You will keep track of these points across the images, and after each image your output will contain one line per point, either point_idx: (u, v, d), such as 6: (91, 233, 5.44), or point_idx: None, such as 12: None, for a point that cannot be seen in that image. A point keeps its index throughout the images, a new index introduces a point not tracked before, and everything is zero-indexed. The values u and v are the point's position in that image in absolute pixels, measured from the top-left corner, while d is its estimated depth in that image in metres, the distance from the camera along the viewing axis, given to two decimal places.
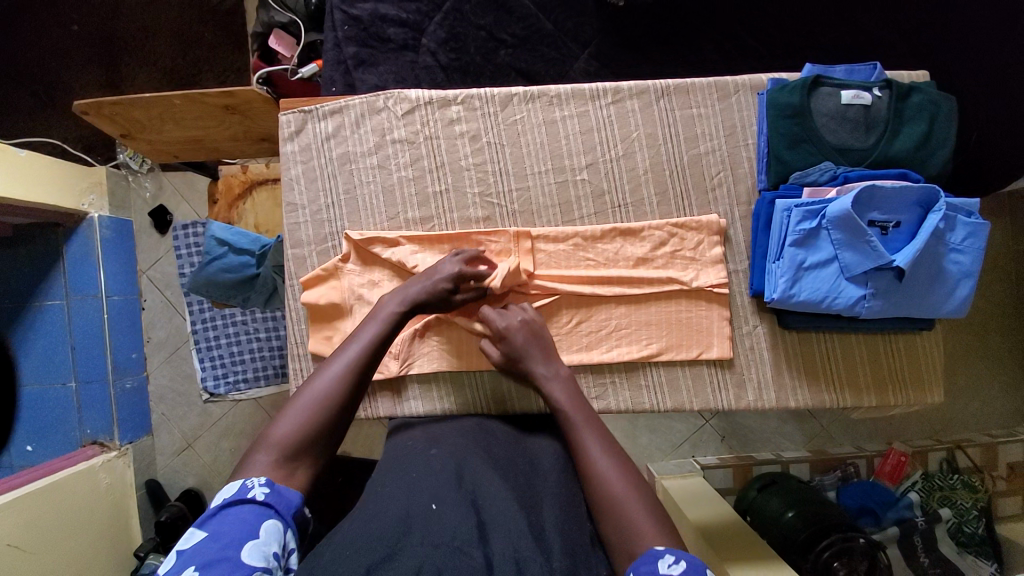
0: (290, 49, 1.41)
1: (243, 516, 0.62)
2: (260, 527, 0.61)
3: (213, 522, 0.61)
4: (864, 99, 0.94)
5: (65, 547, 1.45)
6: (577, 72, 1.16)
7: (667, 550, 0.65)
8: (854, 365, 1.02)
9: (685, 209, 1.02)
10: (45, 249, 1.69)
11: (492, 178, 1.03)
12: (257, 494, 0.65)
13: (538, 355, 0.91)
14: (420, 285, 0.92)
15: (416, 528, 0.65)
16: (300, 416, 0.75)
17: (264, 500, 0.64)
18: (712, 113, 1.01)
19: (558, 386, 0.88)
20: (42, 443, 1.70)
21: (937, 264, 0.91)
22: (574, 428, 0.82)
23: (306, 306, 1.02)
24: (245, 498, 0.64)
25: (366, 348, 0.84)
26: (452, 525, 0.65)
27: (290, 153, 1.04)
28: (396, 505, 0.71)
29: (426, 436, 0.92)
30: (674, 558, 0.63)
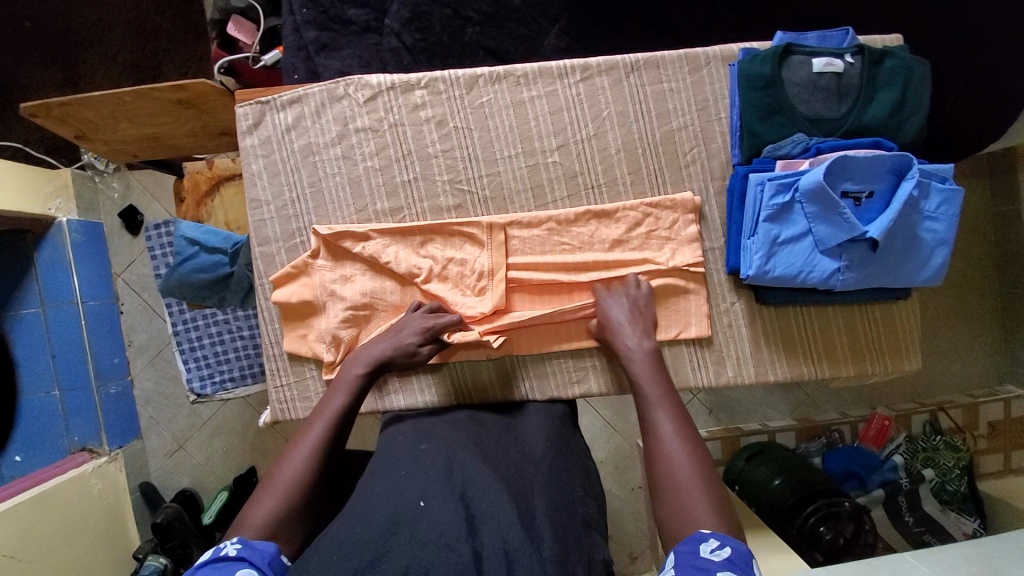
0: (251, 37, 1.35)
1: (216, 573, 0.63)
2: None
3: None
4: (836, 67, 0.92)
5: (59, 557, 1.46)
6: (547, 49, 1.13)
7: (712, 533, 0.66)
8: (831, 337, 1.02)
9: (659, 188, 1.00)
10: (15, 258, 1.66)
11: (461, 164, 1.00)
12: (230, 550, 0.66)
13: (630, 330, 0.92)
14: (386, 343, 0.92)
15: (404, 528, 0.66)
16: (277, 497, 0.75)
17: (236, 554, 0.66)
18: (683, 87, 0.98)
19: (642, 362, 0.89)
20: (31, 453, 1.69)
21: (912, 232, 0.90)
22: (650, 405, 0.83)
23: (278, 305, 1.00)
24: (218, 556, 0.65)
25: (334, 422, 0.85)
26: (440, 522, 0.65)
27: (250, 147, 1.00)
28: (386, 503, 0.71)
29: (414, 431, 0.91)
30: (718, 542, 0.65)
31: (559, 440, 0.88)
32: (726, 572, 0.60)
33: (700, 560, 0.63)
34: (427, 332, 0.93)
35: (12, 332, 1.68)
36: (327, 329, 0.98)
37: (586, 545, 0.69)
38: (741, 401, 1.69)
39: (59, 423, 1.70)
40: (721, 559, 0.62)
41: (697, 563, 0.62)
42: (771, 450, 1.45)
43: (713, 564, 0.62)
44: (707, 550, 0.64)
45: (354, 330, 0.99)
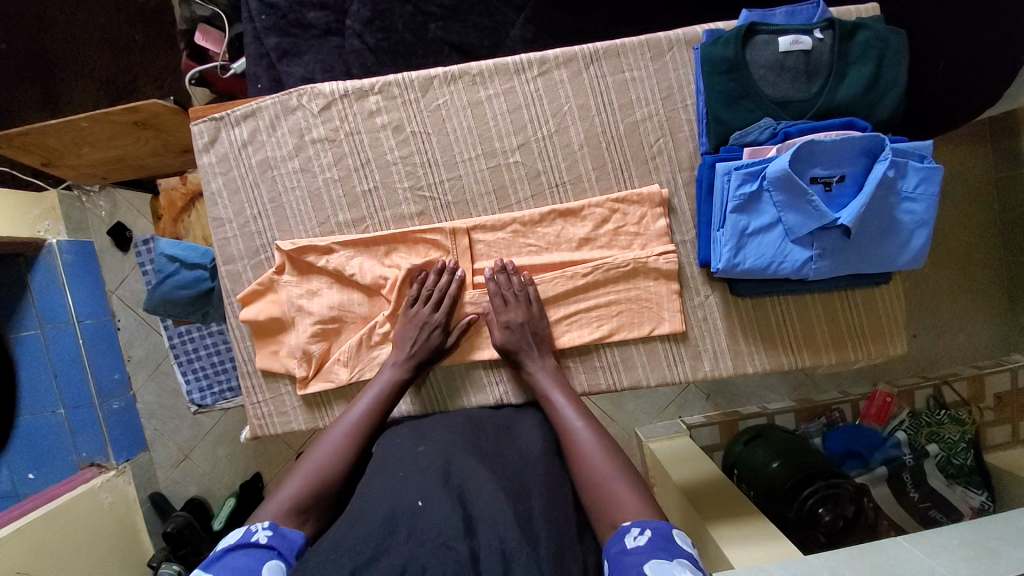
0: (219, 44, 1.32)
1: (248, 559, 0.63)
2: (263, 567, 0.62)
3: (217, 566, 0.62)
4: (804, 44, 0.88)
5: (75, 569, 1.51)
6: (513, 41, 1.08)
7: (633, 522, 0.68)
8: (811, 326, 0.99)
9: (626, 182, 0.97)
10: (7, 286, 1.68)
11: (421, 170, 0.98)
12: (261, 536, 0.66)
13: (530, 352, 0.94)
14: (411, 337, 0.94)
15: (401, 528, 0.64)
16: (307, 476, 0.76)
17: (268, 541, 0.66)
18: (646, 76, 0.95)
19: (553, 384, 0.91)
20: (45, 470, 1.74)
21: (889, 215, 0.87)
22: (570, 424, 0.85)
23: (247, 323, 1.00)
24: (249, 542, 0.65)
25: (372, 411, 0.87)
26: (438, 522, 0.64)
27: (208, 165, 0.99)
28: (384, 505, 0.68)
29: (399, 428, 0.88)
30: (641, 529, 0.67)
31: (554, 440, 0.86)
32: (653, 558, 0.62)
33: (627, 554, 0.64)
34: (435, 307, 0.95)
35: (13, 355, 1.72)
36: (297, 345, 0.98)
37: (580, 551, 0.70)
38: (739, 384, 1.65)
39: (66, 440, 1.75)
40: (645, 545, 0.64)
41: (627, 560, 0.63)
42: (769, 433, 1.43)
43: (637, 552, 0.63)
44: (631, 539, 0.65)
45: (325, 343, 0.99)
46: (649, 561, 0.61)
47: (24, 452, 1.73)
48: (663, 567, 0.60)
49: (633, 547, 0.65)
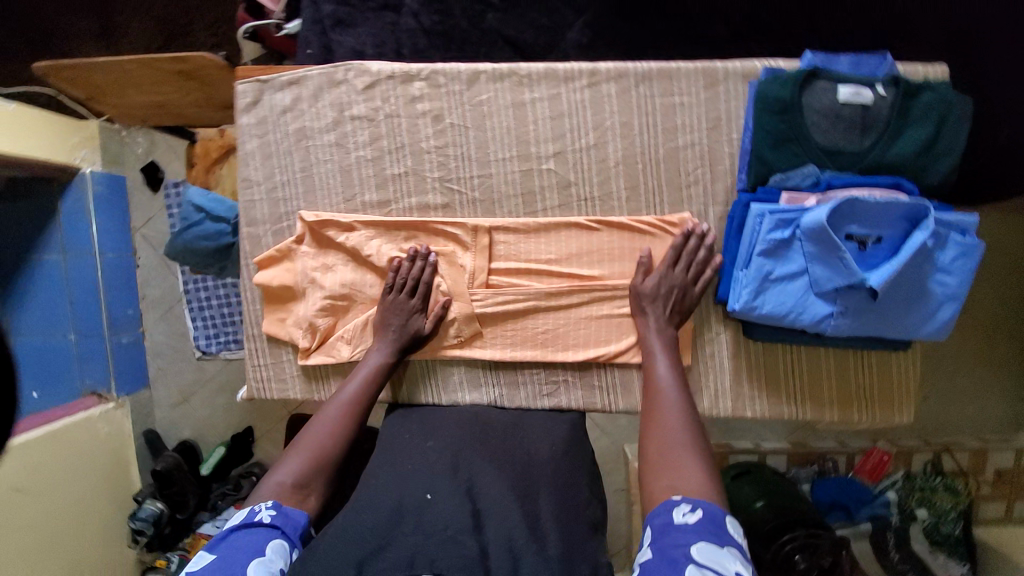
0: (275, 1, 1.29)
1: (252, 537, 0.67)
2: (267, 546, 0.67)
3: (224, 541, 0.66)
4: (864, 97, 0.85)
5: (65, 492, 1.56)
6: (568, 48, 0.93)
7: (683, 498, 0.65)
8: (819, 381, 0.97)
9: (656, 207, 0.95)
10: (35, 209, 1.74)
11: (453, 163, 0.97)
12: (264, 516, 0.71)
13: (660, 312, 0.90)
14: (398, 324, 0.94)
15: (409, 518, 0.69)
16: (305, 456, 0.81)
17: (271, 521, 0.70)
18: (696, 102, 0.93)
19: (657, 338, 0.89)
20: (48, 391, 1.75)
21: (917, 284, 0.86)
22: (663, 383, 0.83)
23: (261, 287, 1.01)
24: (254, 521, 0.70)
25: (365, 385, 0.90)
26: (446, 515, 0.69)
27: (246, 126, 0.99)
28: (393, 493, 0.73)
29: (399, 419, 0.93)
30: (690, 507, 0.63)
31: (568, 443, 0.88)
32: (702, 541, 0.59)
33: (674, 529, 0.61)
34: (424, 296, 0.95)
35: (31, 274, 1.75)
36: (304, 316, 0.99)
37: (592, 549, 0.73)
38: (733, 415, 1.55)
39: (74, 365, 1.81)
40: (695, 523, 0.61)
41: (671, 538, 0.60)
42: (757, 472, 1.40)
43: (686, 528, 0.60)
44: (680, 515, 0.62)
45: (333, 319, 1.00)
46: (695, 544, 0.58)
47: (31, 372, 1.74)
48: (711, 552, 0.58)
49: (681, 522, 0.62)
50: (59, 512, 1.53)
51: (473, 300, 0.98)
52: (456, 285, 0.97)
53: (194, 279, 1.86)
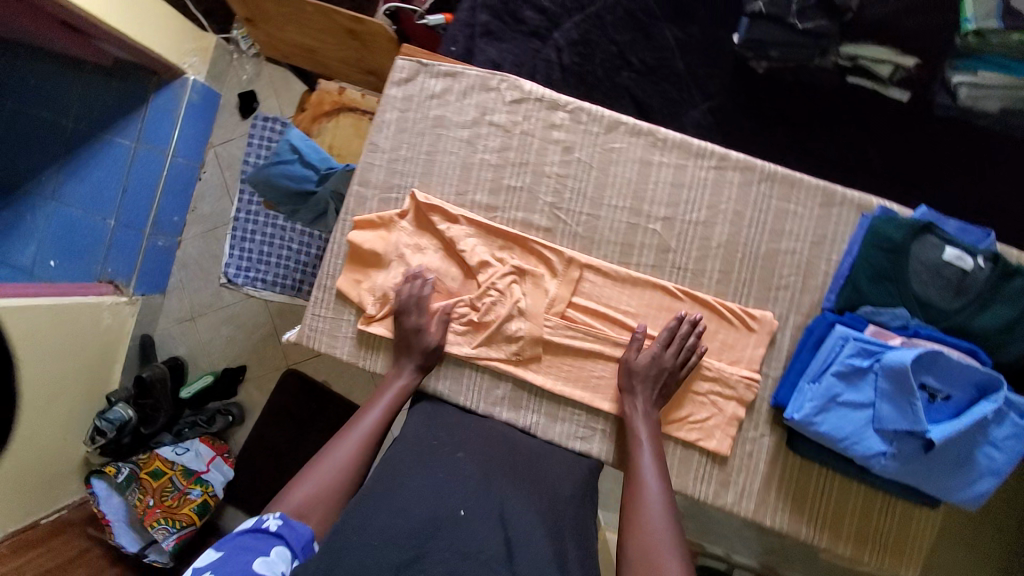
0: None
1: (256, 542, 0.71)
2: (269, 551, 0.70)
3: (232, 543, 0.70)
4: (964, 263, 0.90)
5: (49, 368, 1.55)
6: (689, 119, 1.36)
7: None
8: (842, 513, 0.98)
9: (741, 298, 0.98)
10: (122, 87, 1.77)
11: (567, 194, 1.01)
12: (272, 524, 0.74)
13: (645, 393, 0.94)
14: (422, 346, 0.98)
15: (444, 531, 0.70)
16: (320, 480, 0.83)
17: (277, 529, 0.73)
18: (807, 216, 0.98)
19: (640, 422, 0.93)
20: (64, 262, 1.74)
21: (967, 451, 0.88)
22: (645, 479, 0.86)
23: (350, 244, 1.03)
24: (261, 527, 0.73)
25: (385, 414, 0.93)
26: (478, 539, 0.70)
27: (392, 96, 1.04)
28: (427, 505, 0.73)
29: (426, 418, 0.96)
30: None
31: (585, 486, 0.92)
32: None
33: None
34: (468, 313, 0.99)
35: (93, 149, 1.75)
36: (381, 286, 1.01)
37: None
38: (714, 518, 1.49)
39: (100, 249, 1.78)
40: None
41: None
42: None
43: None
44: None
45: None
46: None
47: (54, 238, 1.73)
48: None
49: None
50: (36, 389, 1.50)
51: (544, 327, 0.99)
52: (533, 305, 0.99)
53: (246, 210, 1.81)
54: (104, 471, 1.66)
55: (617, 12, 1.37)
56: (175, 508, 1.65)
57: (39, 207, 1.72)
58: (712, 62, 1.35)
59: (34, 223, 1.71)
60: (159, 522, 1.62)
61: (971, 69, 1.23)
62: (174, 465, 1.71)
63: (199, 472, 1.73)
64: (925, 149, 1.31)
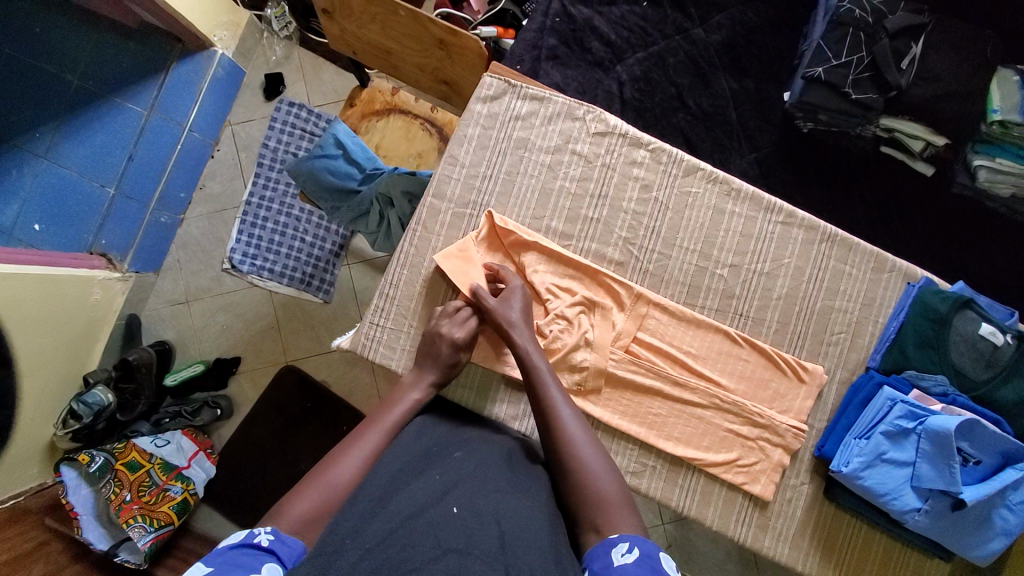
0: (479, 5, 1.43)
1: (245, 557, 0.61)
2: (261, 568, 0.60)
3: (217, 559, 0.60)
4: (995, 338, 0.96)
5: (21, 351, 1.27)
6: (737, 165, 1.38)
7: (621, 538, 0.66)
8: (865, 563, 1.02)
9: (795, 350, 1.04)
10: (143, 52, 1.51)
11: (642, 230, 1.04)
12: (263, 539, 0.64)
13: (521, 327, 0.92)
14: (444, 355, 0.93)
15: (426, 525, 0.63)
16: (321, 496, 0.71)
17: (268, 544, 0.64)
18: (861, 279, 1.05)
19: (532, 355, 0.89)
20: (52, 228, 1.43)
21: (985, 513, 0.92)
22: (564, 423, 0.81)
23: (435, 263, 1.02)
24: (251, 541, 0.63)
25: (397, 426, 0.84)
26: (467, 532, 0.62)
27: (476, 112, 1.06)
28: (419, 501, 0.67)
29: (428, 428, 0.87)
30: (628, 546, 0.65)
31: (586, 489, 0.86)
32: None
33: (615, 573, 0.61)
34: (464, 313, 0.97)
35: (91, 108, 1.45)
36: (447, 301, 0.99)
37: None
38: (703, 553, 1.47)
39: (93, 220, 1.49)
40: (632, 563, 0.62)
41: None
42: None
43: (625, 571, 0.61)
44: (618, 557, 0.63)
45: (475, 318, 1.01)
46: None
47: (38, 200, 1.40)
48: None
49: (618, 563, 0.62)
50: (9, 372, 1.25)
51: (608, 360, 0.99)
52: (601, 335, 1.00)
53: (260, 194, 1.70)
54: (76, 457, 1.34)
55: (679, 56, 1.40)
56: (153, 505, 1.39)
57: (25, 164, 1.38)
58: (763, 114, 1.39)
59: (19, 182, 1.37)
60: (135, 518, 1.35)
61: (991, 154, 1.28)
62: (153, 458, 1.43)
63: (179, 468, 1.47)
64: (958, 223, 1.34)
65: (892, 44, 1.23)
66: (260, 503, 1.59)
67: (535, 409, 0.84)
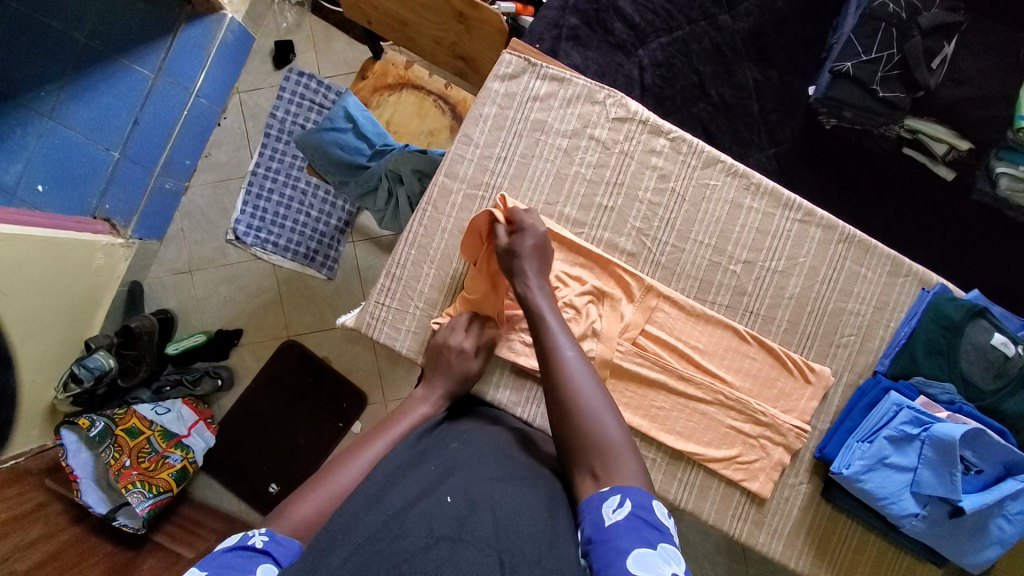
0: None
1: (240, 558, 0.62)
2: (256, 568, 0.61)
3: (212, 561, 0.61)
4: (1007, 349, 0.95)
5: (22, 314, 1.26)
6: (755, 160, 1.35)
7: (613, 491, 0.69)
8: (857, 562, 1.03)
9: (803, 350, 1.03)
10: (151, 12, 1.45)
11: (656, 221, 1.02)
12: (257, 541, 0.66)
13: (534, 272, 0.91)
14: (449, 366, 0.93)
15: (422, 513, 0.61)
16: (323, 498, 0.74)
17: (263, 546, 0.65)
18: (875, 282, 1.03)
19: (543, 301, 0.89)
20: (56, 190, 1.39)
21: (981, 521, 0.92)
22: (572, 369, 0.81)
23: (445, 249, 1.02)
24: (246, 544, 0.64)
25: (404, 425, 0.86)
26: (462, 520, 0.60)
27: (493, 91, 1.03)
28: (408, 493, 0.66)
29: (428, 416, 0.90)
30: (619, 501, 0.67)
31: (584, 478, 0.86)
32: (638, 544, 0.61)
33: (608, 532, 0.64)
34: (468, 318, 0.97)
35: (98, 69, 1.39)
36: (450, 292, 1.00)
37: None
38: (693, 543, 1.49)
39: (97, 184, 1.46)
40: (624, 518, 0.65)
41: (611, 541, 0.62)
42: None
43: (617, 529, 0.64)
44: (609, 513, 0.66)
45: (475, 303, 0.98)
46: (632, 550, 0.61)
47: (42, 161, 1.35)
48: (646, 561, 0.60)
49: (609, 518, 0.65)
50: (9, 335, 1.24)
51: (615, 351, 0.98)
52: (608, 325, 0.99)
53: (267, 165, 1.67)
54: (75, 420, 1.34)
55: (704, 42, 1.36)
56: (152, 472, 1.41)
57: (30, 123, 1.31)
58: (786, 108, 1.36)
59: (20, 142, 1.31)
60: (135, 485, 1.37)
61: (1014, 161, 1.24)
62: (153, 425, 1.44)
63: (180, 436, 1.49)
64: (976, 230, 1.31)
65: (925, 42, 1.19)
66: (258, 474, 1.61)
67: (543, 354, 0.84)
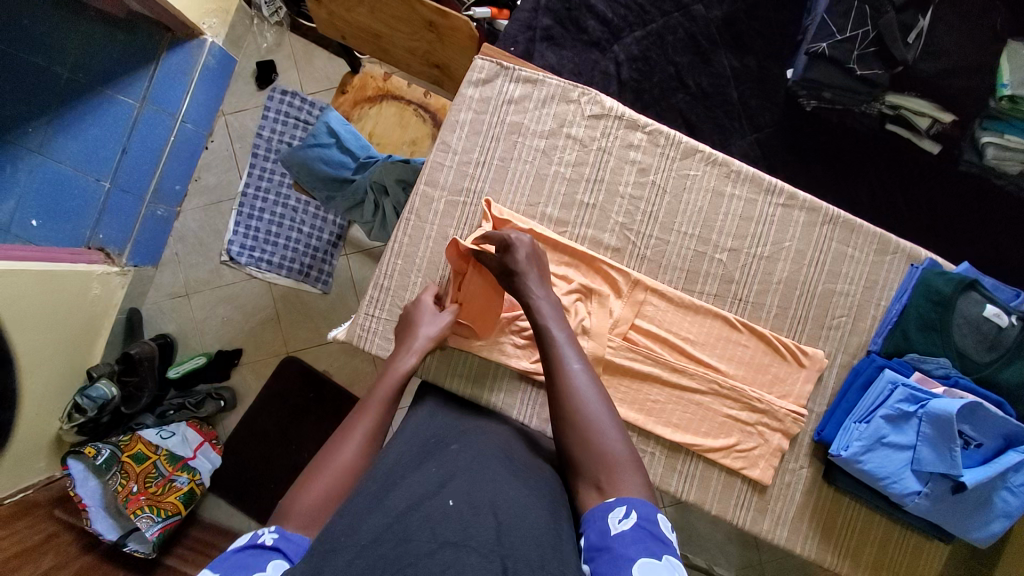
0: None
1: (250, 557, 0.61)
2: (267, 564, 0.60)
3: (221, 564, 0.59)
4: (1000, 320, 0.94)
5: (23, 347, 1.27)
6: (737, 146, 1.35)
7: (619, 502, 0.68)
8: (863, 544, 1.02)
9: (795, 334, 1.03)
10: (132, 42, 1.47)
11: (639, 215, 1.02)
12: (267, 538, 0.64)
13: (535, 279, 0.90)
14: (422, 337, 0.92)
15: (424, 519, 0.60)
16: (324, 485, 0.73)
17: (274, 543, 0.63)
18: (863, 261, 1.03)
19: (546, 307, 0.88)
20: (49, 224, 1.40)
21: (984, 495, 0.91)
22: (574, 376, 0.80)
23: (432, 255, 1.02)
24: (256, 542, 0.63)
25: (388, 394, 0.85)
26: (465, 526, 0.59)
27: (468, 96, 1.03)
28: (407, 496, 0.66)
29: (426, 416, 0.90)
30: (625, 511, 0.66)
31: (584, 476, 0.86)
32: (643, 553, 0.60)
33: (613, 540, 0.63)
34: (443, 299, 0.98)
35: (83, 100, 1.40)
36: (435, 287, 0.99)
37: None
38: (702, 534, 1.48)
39: (90, 214, 1.48)
40: (630, 528, 0.64)
41: (616, 548, 0.62)
42: None
43: (623, 538, 0.63)
44: (614, 524, 0.65)
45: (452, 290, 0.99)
46: (638, 559, 0.60)
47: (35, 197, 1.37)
48: (651, 568, 0.59)
49: (615, 528, 0.65)
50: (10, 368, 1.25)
51: (605, 347, 0.98)
52: (598, 322, 0.99)
53: (255, 185, 1.69)
54: (82, 449, 1.35)
55: (679, 33, 1.36)
56: (160, 495, 1.42)
57: (19, 160, 1.32)
58: (765, 93, 1.36)
59: (13, 178, 1.32)
60: (143, 509, 1.38)
61: (999, 131, 1.24)
62: (159, 449, 1.46)
63: (185, 459, 1.50)
64: (965, 202, 1.31)
65: (898, 17, 1.19)
66: (265, 491, 1.62)
67: (546, 361, 0.84)
